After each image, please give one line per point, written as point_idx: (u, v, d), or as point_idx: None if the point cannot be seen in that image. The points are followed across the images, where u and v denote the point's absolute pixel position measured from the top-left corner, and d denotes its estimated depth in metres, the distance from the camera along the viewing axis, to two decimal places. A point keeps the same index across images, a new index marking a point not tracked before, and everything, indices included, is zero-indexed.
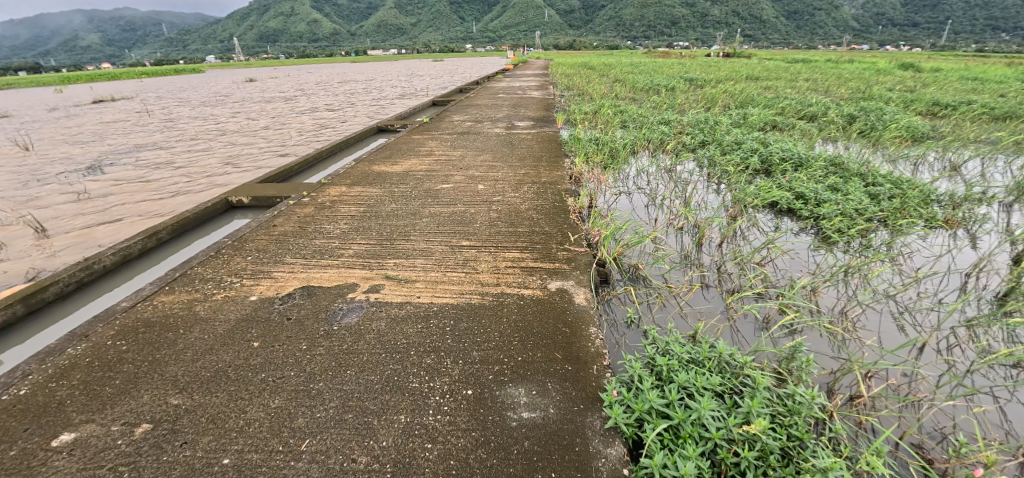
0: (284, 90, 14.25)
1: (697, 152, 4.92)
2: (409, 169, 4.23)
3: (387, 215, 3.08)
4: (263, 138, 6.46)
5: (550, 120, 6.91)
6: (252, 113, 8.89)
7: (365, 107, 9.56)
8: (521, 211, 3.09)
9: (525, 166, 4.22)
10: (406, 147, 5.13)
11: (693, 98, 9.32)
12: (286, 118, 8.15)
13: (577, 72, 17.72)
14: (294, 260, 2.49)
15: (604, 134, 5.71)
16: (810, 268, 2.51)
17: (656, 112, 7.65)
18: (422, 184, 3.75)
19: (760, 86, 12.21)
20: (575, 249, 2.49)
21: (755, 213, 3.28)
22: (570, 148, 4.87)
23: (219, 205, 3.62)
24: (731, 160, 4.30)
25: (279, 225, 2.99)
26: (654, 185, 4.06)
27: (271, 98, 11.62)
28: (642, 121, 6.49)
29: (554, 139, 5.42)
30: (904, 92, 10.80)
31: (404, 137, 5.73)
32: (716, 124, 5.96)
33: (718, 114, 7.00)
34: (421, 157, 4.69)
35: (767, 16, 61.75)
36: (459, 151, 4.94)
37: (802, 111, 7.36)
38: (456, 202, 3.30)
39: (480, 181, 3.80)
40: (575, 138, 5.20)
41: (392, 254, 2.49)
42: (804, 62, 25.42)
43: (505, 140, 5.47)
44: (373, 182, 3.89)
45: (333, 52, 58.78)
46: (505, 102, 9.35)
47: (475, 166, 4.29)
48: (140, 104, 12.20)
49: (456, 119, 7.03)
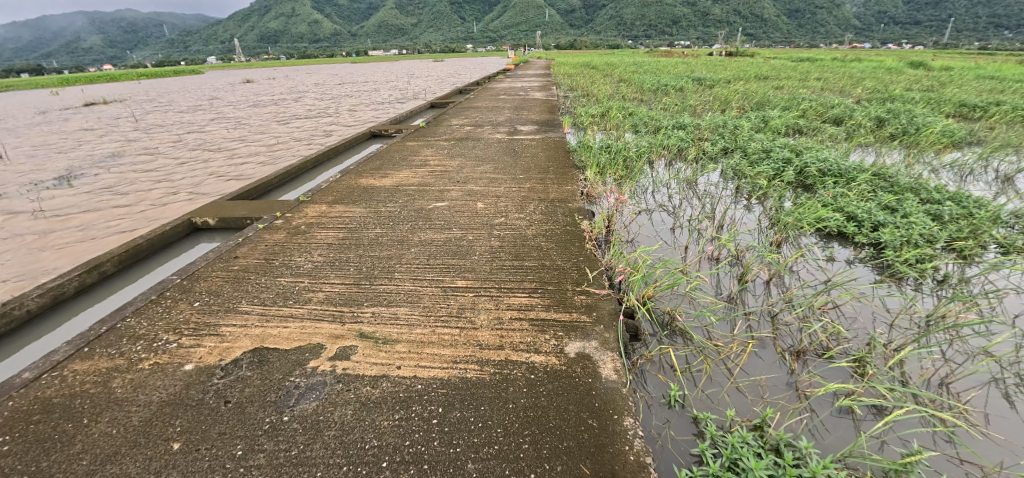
0: (280, 93, 13.84)
1: (719, 161, 4.44)
2: (400, 182, 3.76)
3: (369, 243, 2.61)
4: (247, 147, 6.01)
5: (555, 124, 6.43)
6: (242, 117, 8.46)
7: (359, 110, 9.10)
8: (527, 237, 2.62)
9: (530, 180, 3.75)
10: (398, 156, 4.66)
11: (705, 99, 8.82)
12: (275, 123, 7.70)
13: (580, 72, 17.25)
14: (249, 309, 2.03)
15: (615, 139, 5.23)
16: (887, 315, 2.04)
17: (668, 114, 7.18)
18: (412, 202, 3.29)
19: (772, 85, 11.68)
20: (596, 293, 2.02)
21: (801, 240, 2.82)
22: (580, 157, 4.41)
23: (182, 228, 3.17)
24: (762, 171, 3.82)
25: (241, 257, 2.54)
26: (678, 201, 3.58)
27: (264, 101, 11.20)
28: (655, 125, 6.02)
29: (561, 146, 4.95)
30: (925, 91, 10.26)
31: (398, 144, 5.27)
32: (736, 128, 5.47)
33: (737, 117, 6.49)
34: (413, 167, 4.22)
35: (769, 15, 61.21)
36: (456, 160, 4.48)
37: (826, 112, 6.86)
38: (451, 225, 2.83)
39: (480, 198, 3.33)
40: (584, 145, 4.72)
41: (372, 301, 2.03)
42: (813, 61, 24.83)
43: (507, 148, 5.00)
44: (359, 198, 3.43)
45: (333, 53, 58.36)
46: (506, 104, 8.88)
47: (475, 179, 3.83)
48: (128, 109, 11.76)
49: (454, 124, 6.56)
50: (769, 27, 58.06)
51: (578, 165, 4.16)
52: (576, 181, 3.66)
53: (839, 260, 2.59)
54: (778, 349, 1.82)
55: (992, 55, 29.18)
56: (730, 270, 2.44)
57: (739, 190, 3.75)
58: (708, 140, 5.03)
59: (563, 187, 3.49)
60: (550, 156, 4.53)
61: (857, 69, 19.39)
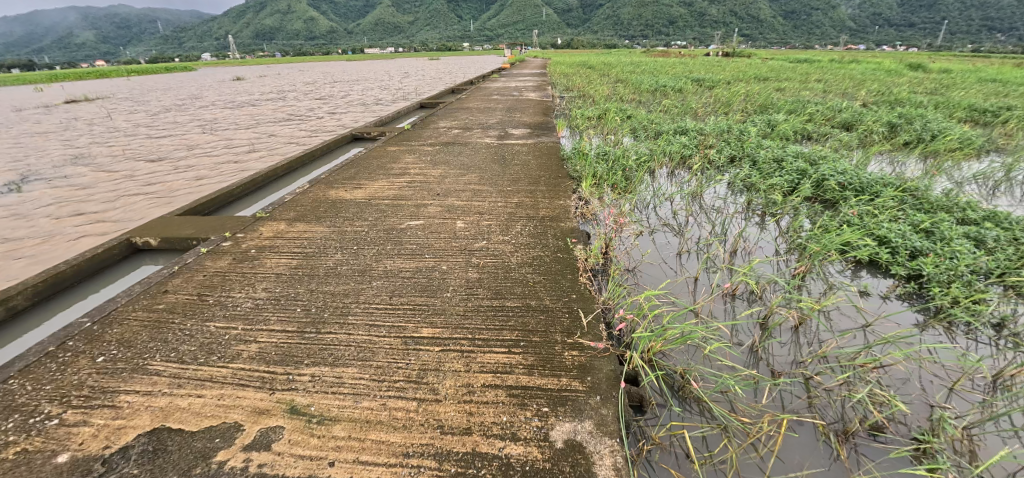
0: (267, 92, 13.38)
1: (726, 170, 4.09)
2: (373, 195, 3.37)
3: (324, 275, 2.22)
4: (217, 152, 5.59)
5: (549, 127, 6.06)
6: (220, 118, 8.03)
7: (345, 110, 8.68)
8: (511, 266, 2.24)
9: (519, 192, 3.38)
10: (376, 163, 4.27)
11: (706, 101, 8.47)
12: (253, 125, 7.28)
13: (577, 72, 16.90)
14: (162, 369, 1.63)
15: (613, 145, 4.86)
16: (943, 375, 1.68)
17: (668, 117, 6.83)
18: (384, 219, 2.90)
19: (774, 87, 11.36)
20: (591, 349, 1.64)
21: (827, 269, 2.45)
22: (574, 165, 4.03)
23: (118, 249, 2.76)
24: (775, 183, 3.47)
25: (171, 292, 2.14)
26: (682, 216, 3.20)
27: (248, 100, 10.76)
28: (655, 129, 5.65)
29: (554, 152, 4.56)
30: (930, 94, 10.00)
31: (378, 149, 4.88)
32: (742, 134, 5.11)
33: (741, 121, 6.13)
34: (390, 177, 3.82)
35: (765, 16, 61.14)
36: (439, 168, 4.08)
37: (833, 116, 6.53)
38: (423, 250, 2.44)
39: (461, 215, 2.94)
40: (580, 151, 4.33)
41: (314, 358, 1.64)
42: (811, 62, 24.63)
43: (496, 154, 4.61)
44: (323, 214, 3.03)
45: (329, 50, 57.73)
46: (499, 105, 8.50)
47: (457, 191, 3.43)
48: (105, 107, 11.27)
49: (441, 126, 6.17)
50: (766, 28, 58.01)
51: (572, 175, 3.78)
52: (570, 194, 3.27)
53: (873, 297, 2.23)
54: (819, 427, 1.45)
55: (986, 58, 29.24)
56: (751, 309, 2.06)
57: (750, 204, 3.38)
58: (713, 146, 4.66)
59: (554, 203, 3.10)
60: (542, 163, 4.16)
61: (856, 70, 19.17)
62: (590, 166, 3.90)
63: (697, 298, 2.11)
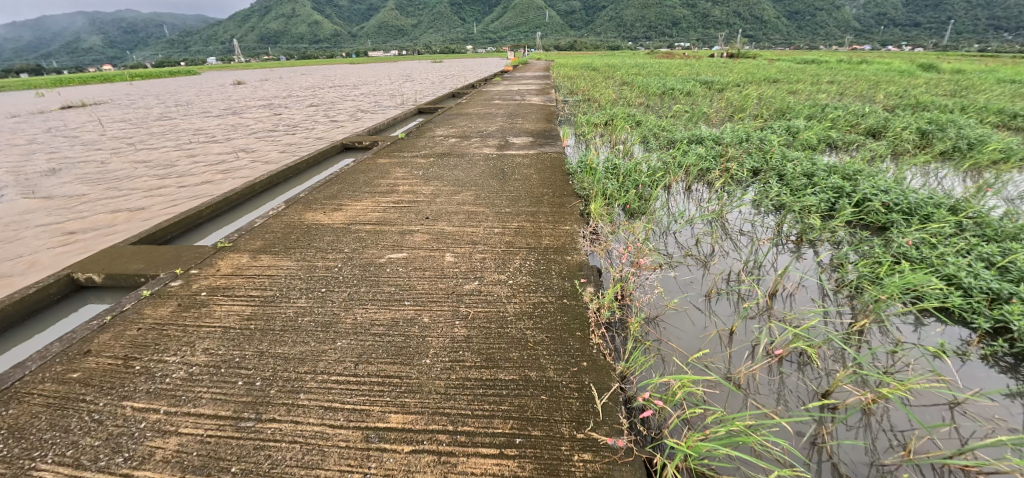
0: (263, 97, 13.08)
1: (750, 187, 3.68)
2: (354, 219, 2.99)
3: (280, 330, 1.83)
4: (198, 165, 5.25)
5: (553, 135, 5.68)
6: (210, 127, 7.71)
7: (340, 117, 8.35)
8: (506, 318, 1.84)
9: (519, 214, 2.98)
10: (362, 179, 3.89)
11: (717, 105, 8.07)
12: (243, 134, 6.95)
13: (580, 74, 16.53)
14: (48, 477, 1.27)
15: (622, 156, 4.47)
16: None
17: (679, 124, 6.43)
18: (362, 250, 2.51)
19: (786, 89, 10.92)
20: (609, 453, 1.25)
21: (893, 320, 2.03)
22: (580, 180, 3.63)
23: (57, 287, 2.39)
24: (810, 203, 3.05)
25: (95, 354, 1.76)
26: (706, 242, 2.78)
27: (242, 106, 10.44)
28: (667, 138, 5.25)
29: (558, 165, 4.17)
30: (950, 97, 9.57)
31: (367, 162, 4.50)
32: (763, 143, 4.69)
33: (759, 128, 5.71)
34: (376, 195, 3.44)
35: (769, 17, 60.63)
36: (431, 184, 3.70)
37: (856, 121, 6.12)
38: (402, 293, 2.05)
39: (451, 244, 2.55)
40: (587, 164, 3.93)
41: (245, 467, 1.26)
42: (820, 63, 24.15)
43: (495, 167, 4.24)
44: (294, 243, 2.65)
45: (332, 54, 57.64)
46: (500, 111, 8.13)
47: (449, 213, 3.04)
48: (96, 114, 10.99)
49: (438, 135, 5.80)
50: (771, 29, 57.46)
51: (578, 191, 3.38)
52: (577, 218, 2.87)
53: (957, 359, 1.80)
54: None
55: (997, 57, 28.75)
56: (803, 377, 1.64)
57: (782, 228, 2.96)
58: (733, 157, 4.24)
59: (559, 229, 2.70)
60: (544, 179, 3.75)
61: (867, 71, 18.69)
62: (598, 182, 3.50)
63: (734, 363, 1.69)
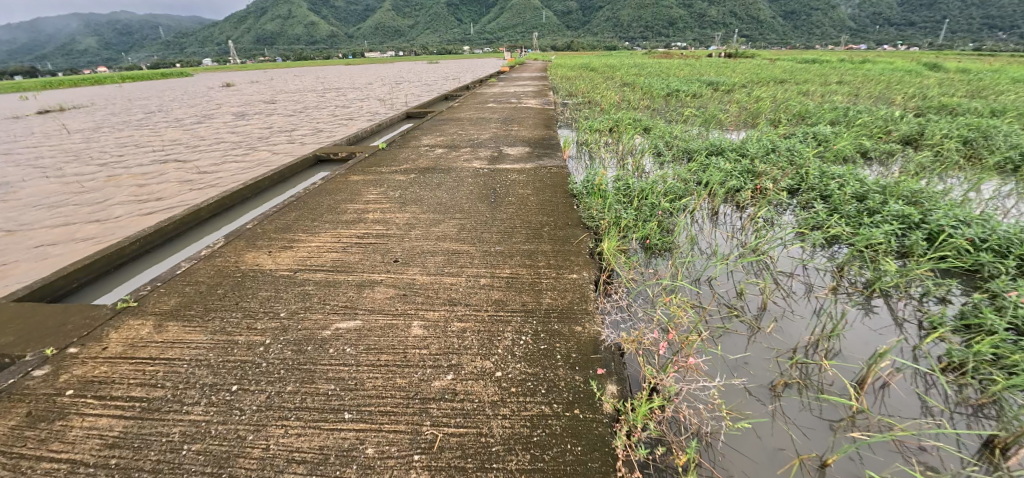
0: (246, 100, 12.43)
1: (793, 215, 3.07)
2: (303, 263, 2.35)
3: (149, 474, 1.25)
4: (151, 184, 4.64)
5: (552, 144, 5.08)
6: (181, 136, 7.10)
7: (321, 122, 7.72)
8: (488, 453, 1.24)
9: (511, 253, 2.37)
10: (325, 203, 3.25)
11: (729, 109, 7.48)
12: (211, 144, 6.34)
13: (579, 75, 15.91)
14: None
15: (633, 173, 3.87)
16: None
17: (691, 131, 5.84)
18: (304, 314, 1.89)
19: (797, 90, 10.31)
20: None
21: None
22: (588, 203, 2.99)
23: None
24: (876, 237, 2.43)
25: None
26: (754, 294, 2.17)
27: (221, 112, 9.80)
28: (681, 147, 4.64)
29: (559, 183, 3.54)
30: (973, 97, 9.02)
31: (337, 179, 3.86)
32: (794, 155, 4.09)
33: (783, 137, 5.09)
34: (338, 227, 2.80)
35: (767, 16, 60.33)
36: (406, 209, 3.08)
37: (887, 126, 5.54)
38: (343, 398, 1.44)
39: (421, 304, 1.92)
40: (595, 182, 3.30)
41: None
42: (823, 62, 23.62)
43: (485, 184, 3.63)
44: (217, 304, 2.02)
45: (328, 54, 56.89)
46: (494, 115, 7.52)
47: (424, 253, 2.40)
48: (66, 121, 10.37)
49: (423, 144, 5.18)
50: (769, 28, 57.12)
51: (585, 219, 2.76)
52: (584, 261, 2.27)
53: None
54: None
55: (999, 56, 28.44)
56: None
57: (845, 272, 2.35)
58: (765, 171, 3.62)
59: (562, 280, 2.09)
60: (543, 201, 3.14)
61: (874, 71, 18.14)
62: (612, 206, 2.87)
63: None
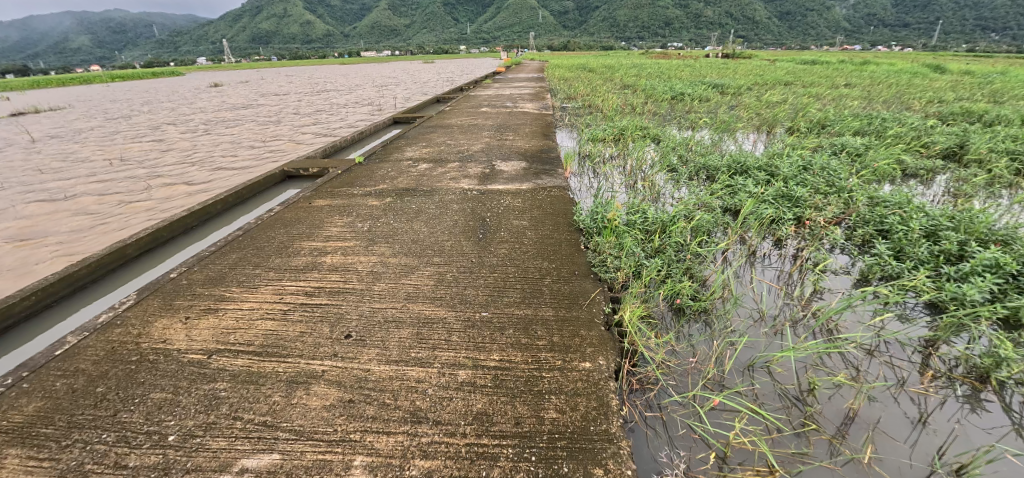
0: (227, 103, 11.75)
1: (852, 259, 2.50)
2: (224, 340, 1.78)
3: None
4: (91, 205, 4.01)
5: (551, 157, 4.51)
6: (143, 146, 6.44)
7: (300, 129, 7.12)
8: None
9: (501, 322, 1.80)
10: (278, 239, 2.66)
11: (740, 116, 6.95)
12: (176, 156, 5.72)
13: (577, 76, 15.36)
14: None
15: (649, 199, 3.30)
16: None
17: (704, 141, 5.29)
18: (201, 441, 1.33)
19: (807, 93, 9.80)
20: None
21: None
22: (599, 242, 2.41)
23: None
24: (977, 302, 1.87)
25: None
26: (828, 387, 1.61)
27: (197, 117, 9.14)
28: (699, 163, 4.08)
29: (562, 212, 2.96)
30: (993, 101, 8.57)
31: (299, 203, 3.26)
32: (831, 176, 3.54)
33: (810, 151, 4.54)
34: (285, 278, 2.22)
35: (762, 16, 60.20)
36: (374, 249, 2.50)
37: (920, 137, 5.03)
38: None
39: (370, 422, 1.35)
40: (606, 213, 2.71)
41: None
42: (821, 63, 23.45)
43: (474, 212, 3.05)
44: (88, 415, 1.46)
45: (321, 54, 55.99)
46: (488, 122, 6.94)
47: (387, 323, 1.82)
48: (28, 126, 9.62)
49: (406, 158, 4.59)
50: (767, 29, 56.89)
51: (597, 268, 2.19)
52: (600, 338, 1.70)
53: None
54: None
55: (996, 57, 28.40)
56: None
57: (939, 348, 1.80)
58: (804, 197, 3.07)
59: (571, 375, 1.52)
60: (544, 239, 2.56)
61: (877, 72, 17.72)
62: (630, 250, 2.30)
63: None
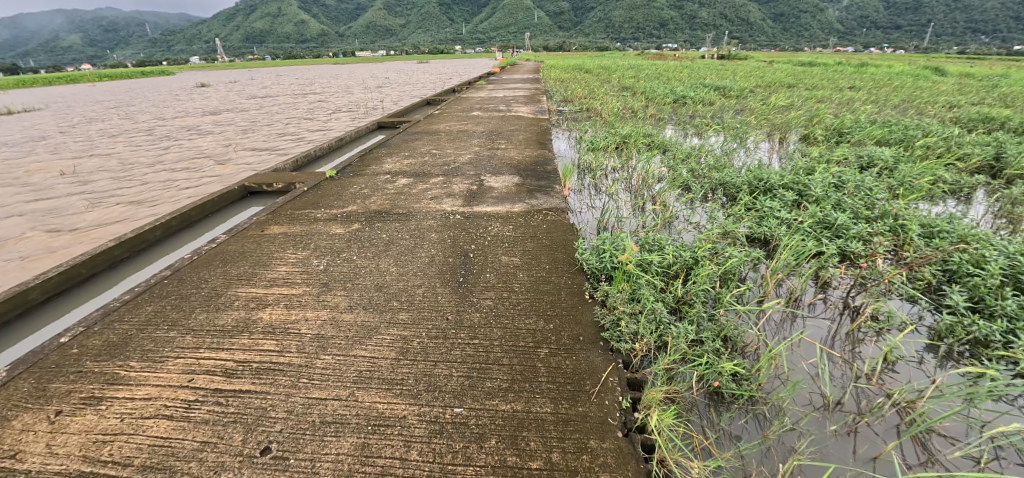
0: (205, 105, 11.14)
1: (920, 311, 2.03)
2: (94, 456, 1.27)
3: None
4: (15, 222, 3.45)
5: (548, 170, 4.02)
6: (100, 152, 5.86)
7: (276, 136, 6.58)
8: None
9: (480, 429, 1.31)
10: (209, 284, 2.15)
11: (748, 121, 6.51)
12: (133, 163, 5.16)
13: (573, 77, 14.90)
14: None
15: (662, 226, 2.81)
16: None
17: (713, 150, 4.83)
18: None
19: (813, 97, 9.40)
20: None
21: None
22: (610, 292, 1.93)
23: None
24: None
25: None
26: None
27: (168, 121, 8.54)
28: (714, 180, 3.61)
29: (561, 244, 2.47)
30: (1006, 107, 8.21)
31: (248, 232, 2.74)
32: (868, 198, 3.09)
33: (833, 164, 4.09)
34: (204, 347, 1.72)
35: (756, 18, 60.21)
36: (329, 297, 2.00)
37: (950, 148, 4.60)
38: None
39: None
40: (616, 250, 2.22)
41: None
42: (818, 65, 23.18)
43: (457, 242, 2.56)
44: None
45: (313, 53, 55.40)
46: (479, 127, 6.45)
47: (323, 427, 1.33)
48: None
49: (384, 171, 4.09)
50: (762, 30, 56.91)
51: (608, 331, 1.71)
52: (616, 455, 1.23)
53: None
54: None
55: (988, 58, 28.55)
56: None
57: None
58: (847, 227, 2.60)
59: None
60: (538, 284, 2.07)
61: (876, 75, 17.47)
62: (650, 305, 1.82)
63: None
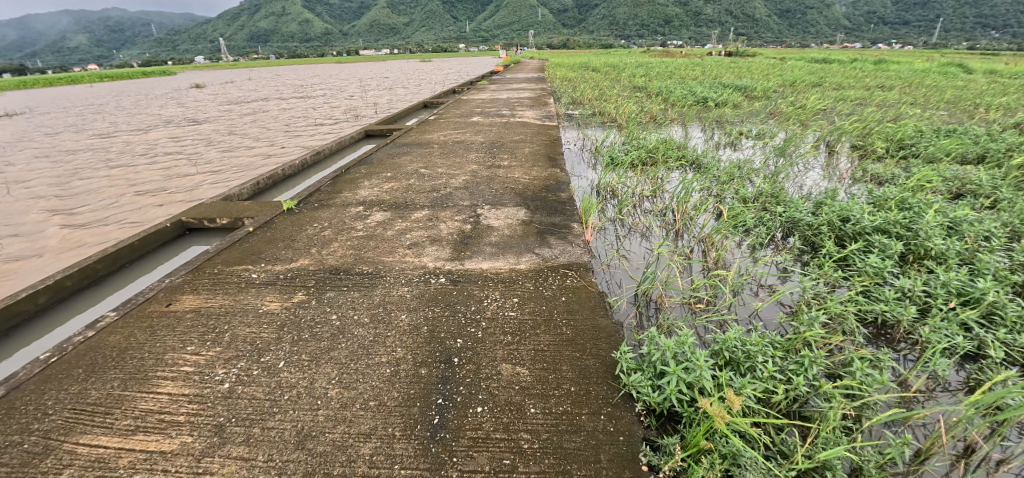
0: (189, 112, 10.43)
1: None
2: None
3: None
4: None
5: (561, 200, 3.23)
6: (49, 171, 5.14)
7: (252, 150, 5.84)
8: None
9: None
10: (40, 428, 1.37)
11: (787, 128, 5.65)
12: (76, 187, 4.42)
13: (581, 77, 14.03)
14: None
15: (725, 299, 2.00)
16: None
17: (759, 167, 3.98)
18: None
19: (848, 98, 8.50)
20: None
21: None
22: (688, 471, 1.14)
23: None
24: None
25: None
26: None
27: (142, 131, 7.81)
28: (777, 220, 2.79)
29: (590, 339, 1.67)
30: None
31: (147, 309, 1.95)
32: (1000, 251, 2.28)
33: (918, 189, 3.26)
34: None
35: (765, 14, 58.87)
36: (220, 464, 1.22)
37: None
38: None
39: None
40: (683, 361, 1.40)
41: None
42: (837, 61, 22.09)
43: (435, 330, 1.75)
44: None
45: (313, 51, 54.84)
46: (478, 137, 5.65)
47: None
48: None
49: (359, 199, 3.33)
50: (771, 26, 55.60)
51: None
52: None
53: None
54: None
55: (1004, 56, 27.47)
56: None
57: None
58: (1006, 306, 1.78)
59: None
60: (559, 435, 1.27)
61: (903, 72, 16.48)
62: None
63: None
